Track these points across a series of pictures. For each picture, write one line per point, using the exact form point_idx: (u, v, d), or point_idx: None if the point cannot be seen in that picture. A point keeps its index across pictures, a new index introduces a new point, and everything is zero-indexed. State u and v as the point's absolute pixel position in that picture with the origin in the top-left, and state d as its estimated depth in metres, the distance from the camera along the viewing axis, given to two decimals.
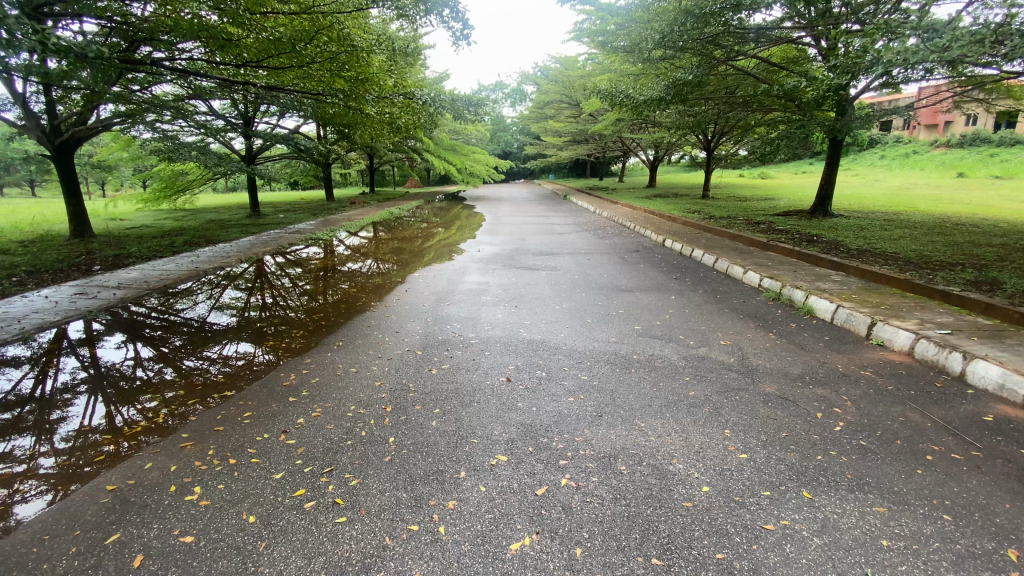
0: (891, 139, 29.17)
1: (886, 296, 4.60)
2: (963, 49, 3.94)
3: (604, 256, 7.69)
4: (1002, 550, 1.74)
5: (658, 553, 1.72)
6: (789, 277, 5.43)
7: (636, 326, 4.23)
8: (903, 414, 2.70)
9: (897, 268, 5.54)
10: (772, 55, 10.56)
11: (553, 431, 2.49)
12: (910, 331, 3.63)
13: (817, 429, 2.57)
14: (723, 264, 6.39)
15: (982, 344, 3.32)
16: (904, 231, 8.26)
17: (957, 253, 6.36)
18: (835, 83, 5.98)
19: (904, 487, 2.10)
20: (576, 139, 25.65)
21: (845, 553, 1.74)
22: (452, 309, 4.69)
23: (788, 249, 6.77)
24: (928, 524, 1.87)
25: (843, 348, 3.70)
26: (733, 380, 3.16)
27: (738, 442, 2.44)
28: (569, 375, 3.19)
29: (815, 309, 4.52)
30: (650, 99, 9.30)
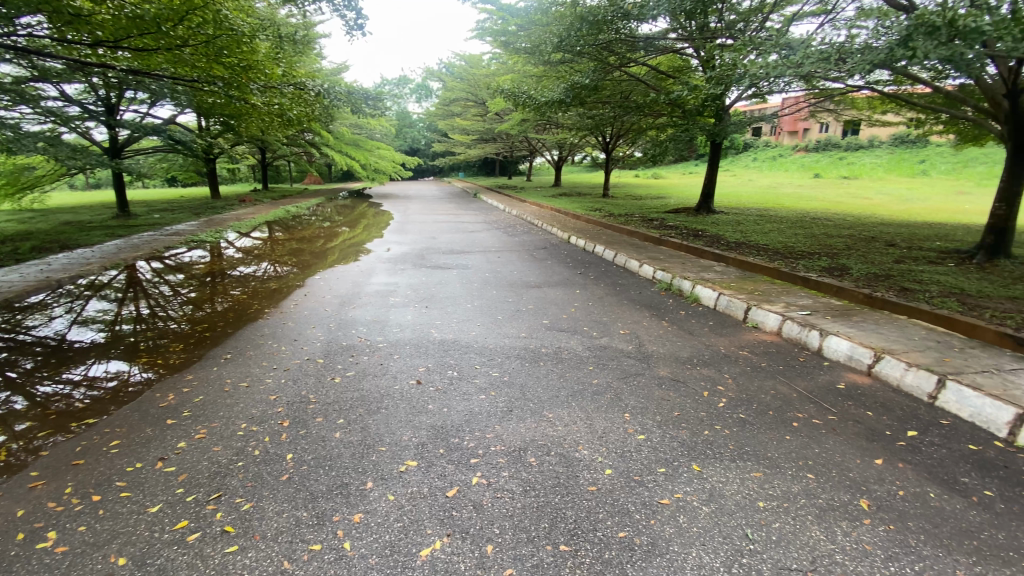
0: (761, 143, 32.88)
1: (760, 283, 5.16)
2: (813, 65, 4.53)
3: (513, 253, 7.80)
4: (855, 501, 2.02)
5: (565, 539, 1.77)
6: (678, 269, 5.90)
7: (544, 321, 4.35)
8: (774, 387, 3.05)
9: (767, 258, 6.26)
10: (659, 63, 11.33)
11: (464, 431, 2.47)
12: (778, 313, 4.10)
13: (704, 406, 2.81)
14: (622, 259, 6.77)
15: (834, 322, 3.84)
16: (773, 225, 9.33)
17: (815, 244, 7.30)
18: (712, 91, 6.60)
19: (776, 452, 2.36)
20: (483, 138, 25.73)
21: (729, 518, 1.92)
22: (356, 312, 4.49)
23: (678, 243, 7.34)
24: (795, 484, 2.13)
25: (725, 331, 4.09)
26: (631, 366, 3.36)
27: (637, 424, 2.60)
28: (480, 373, 3.19)
29: (701, 297, 4.95)
30: (550, 100, 9.60)
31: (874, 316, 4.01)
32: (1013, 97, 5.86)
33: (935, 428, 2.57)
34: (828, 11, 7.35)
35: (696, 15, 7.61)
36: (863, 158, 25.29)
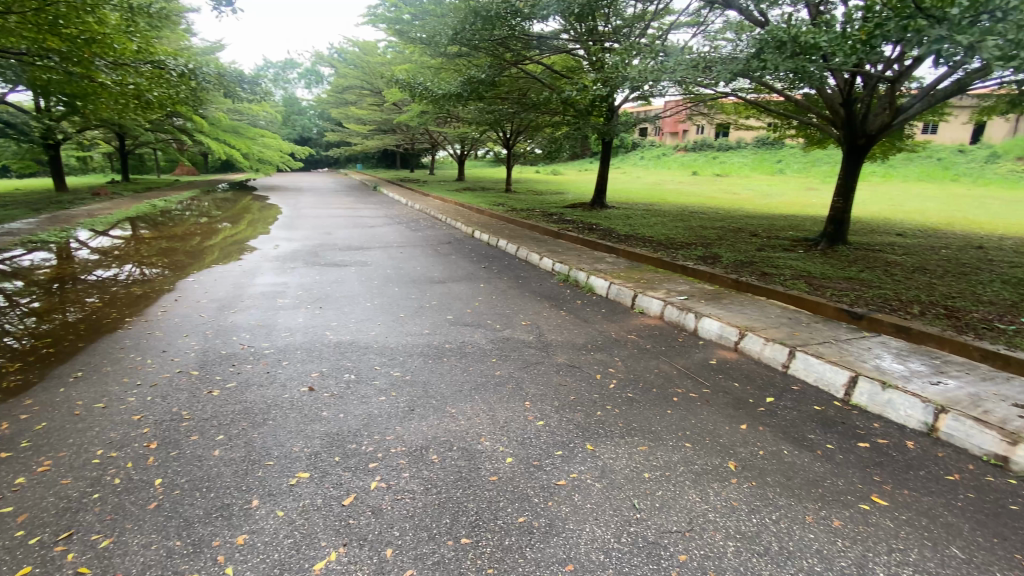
0: (648, 143, 35.44)
1: (647, 272, 5.58)
2: (684, 73, 4.99)
3: (415, 248, 7.65)
4: (725, 463, 2.27)
5: (467, 532, 1.79)
6: (575, 261, 6.18)
7: (447, 316, 4.32)
8: (658, 366, 3.33)
9: (653, 249, 6.78)
10: (554, 63, 11.74)
11: (361, 436, 2.38)
12: (661, 299, 4.46)
13: (597, 389, 2.99)
14: (524, 252, 6.93)
15: (708, 305, 4.27)
16: (659, 219, 10.11)
17: (693, 235, 8.06)
18: (602, 92, 6.97)
19: (660, 426, 2.58)
20: (381, 129, 24.78)
21: (619, 491, 2.06)
22: (239, 317, 4.12)
23: (575, 236, 7.69)
24: (676, 453, 2.34)
25: (616, 318, 4.37)
26: (531, 356, 3.47)
27: (536, 411, 2.69)
28: (380, 374, 3.09)
29: (595, 287, 5.23)
30: (448, 93, 9.52)
31: (741, 299, 4.51)
32: (845, 107, 6.90)
33: (788, 393, 2.98)
34: (699, 23, 8.10)
35: (585, 18, 7.97)
36: (733, 158, 28.27)
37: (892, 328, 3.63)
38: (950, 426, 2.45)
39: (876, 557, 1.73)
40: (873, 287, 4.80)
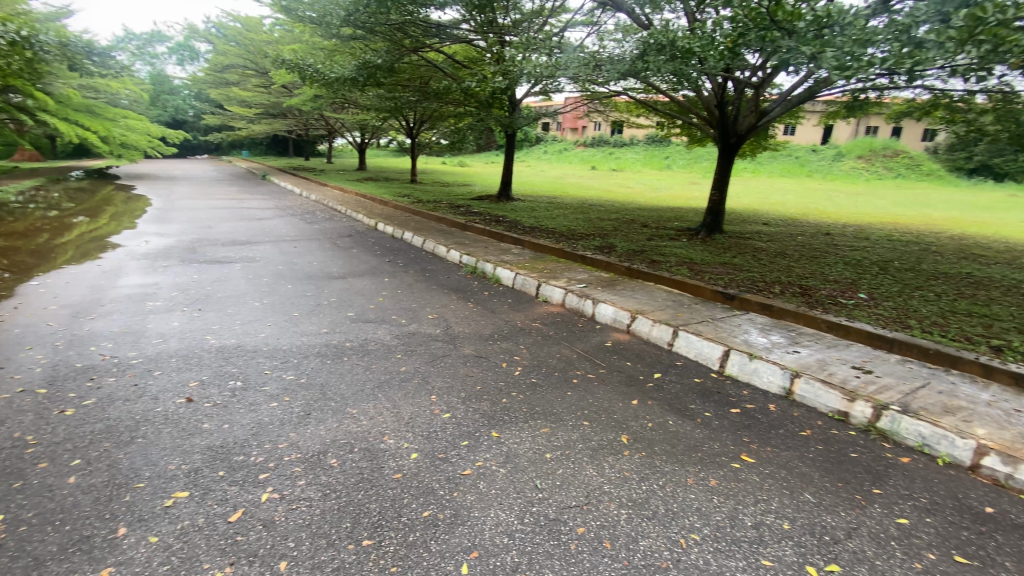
0: (551, 137, 36.51)
1: (549, 262, 5.77)
2: (576, 69, 5.21)
3: (312, 242, 7.21)
4: (619, 438, 2.44)
5: (368, 534, 1.75)
6: (481, 252, 6.21)
7: (348, 313, 4.14)
8: (560, 351, 3.48)
9: (556, 240, 7.03)
10: (455, 52, 11.63)
11: (251, 446, 2.21)
12: (563, 287, 4.65)
13: (503, 377, 3.05)
14: (430, 245, 6.83)
15: (604, 292, 4.53)
16: (561, 211, 10.50)
17: (593, 227, 8.48)
18: (502, 85, 7.04)
19: (561, 408, 2.70)
20: (270, 114, 22.91)
21: (523, 474, 2.13)
22: (99, 324, 3.61)
23: (481, 228, 7.72)
24: (575, 432, 2.47)
25: (521, 307, 4.48)
26: (437, 349, 3.45)
27: (442, 404, 2.69)
28: (271, 379, 2.88)
29: (501, 278, 5.31)
30: (342, 77, 9.04)
31: (634, 285, 4.85)
32: (719, 109, 7.64)
33: (674, 368, 3.27)
34: (593, 22, 8.47)
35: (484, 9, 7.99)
36: (627, 154, 30.07)
37: (758, 306, 4.12)
38: (803, 388, 2.84)
39: (744, 508, 1.97)
40: (744, 270, 5.40)
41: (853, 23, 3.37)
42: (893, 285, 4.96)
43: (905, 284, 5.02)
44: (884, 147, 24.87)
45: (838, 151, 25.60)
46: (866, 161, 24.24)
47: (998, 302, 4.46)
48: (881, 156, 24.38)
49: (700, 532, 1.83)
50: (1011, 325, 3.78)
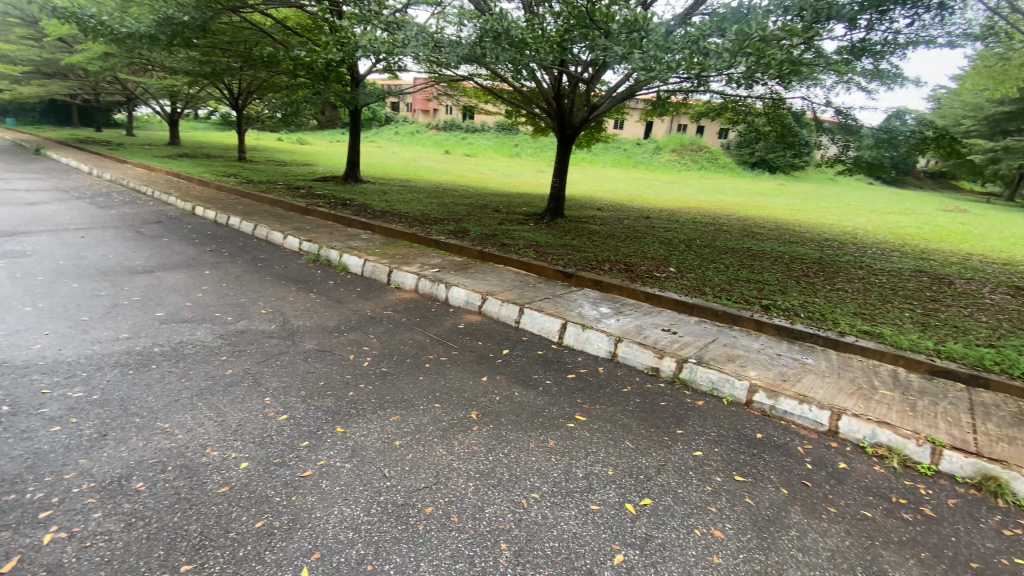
0: (401, 118, 35.34)
1: (400, 248, 5.63)
2: (416, 48, 5.10)
3: (107, 230, 5.99)
4: (469, 415, 2.52)
5: (188, 557, 1.56)
6: (324, 238, 5.80)
7: (159, 313, 3.55)
8: (411, 337, 3.44)
9: (407, 224, 6.89)
10: (287, 18, 10.55)
11: (23, 483, 1.79)
12: (414, 273, 4.59)
13: (349, 369, 2.92)
14: (263, 231, 6.16)
15: (454, 275, 4.58)
16: (413, 195, 10.28)
17: (445, 211, 8.49)
18: (340, 58, 6.59)
19: (411, 394, 2.68)
20: (38, 71, 18.26)
21: (369, 466, 2.08)
22: None
23: (324, 213, 7.19)
24: (425, 415, 2.48)
25: (370, 295, 4.31)
26: (273, 346, 3.15)
27: (278, 405, 2.47)
28: (53, 398, 2.35)
29: (347, 265, 5.03)
30: (137, 33, 7.57)
31: (484, 267, 4.99)
32: (557, 101, 8.18)
33: (520, 344, 3.46)
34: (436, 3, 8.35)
35: None
36: (478, 140, 30.56)
37: (592, 283, 4.55)
38: (626, 351, 3.24)
39: (578, 462, 2.18)
40: (581, 251, 5.90)
41: (655, 29, 3.82)
42: (695, 260, 5.88)
43: (704, 259, 5.98)
44: (692, 143, 29.14)
45: (657, 145, 29.26)
46: (679, 154, 28.19)
47: (766, 270, 5.57)
48: (690, 151, 28.56)
49: (540, 490, 1.99)
50: (774, 288, 4.75)
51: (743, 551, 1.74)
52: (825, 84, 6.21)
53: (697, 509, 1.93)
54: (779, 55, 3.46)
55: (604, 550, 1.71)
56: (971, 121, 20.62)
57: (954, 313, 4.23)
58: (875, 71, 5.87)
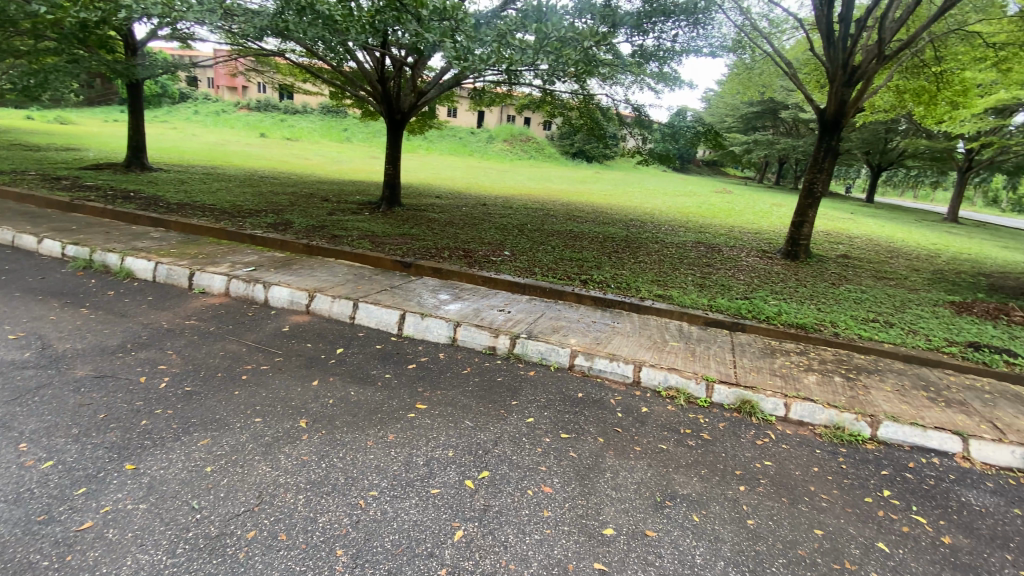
0: (201, 95, 30.43)
1: (206, 246, 4.89)
2: (198, 14, 4.37)
3: None
4: (296, 423, 2.33)
5: None
6: (99, 240, 4.75)
7: None
8: (224, 348, 3.04)
9: (214, 218, 6.00)
10: None
11: None
12: (224, 274, 4.04)
13: (142, 394, 2.46)
14: (5, 234, 4.79)
15: (276, 273, 4.16)
16: (222, 184, 8.99)
17: (263, 202, 7.62)
18: (100, 18, 5.36)
19: (225, 412, 2.37)
20: None
21: (171, 501, 1.79)
22: None
23: (98, 208, 5.87)
24: (244, 433, 2.23)
25: (167, 303, 3.68)
26: (28, 379, 2.50)
27: (38, 450, 1.98)
28: None
29: (134, 270, 4.20)
30: None
31: (312, 262, 4.62)
32: (381, 85, 7.87)
33: (354, 340, 3.29)
34: None
35: None
36: (300, 122, 27.88)
37: (430, 271, 4.55)
38: (462, 334, 3.31)
39: (417, 451, 2.18)
40: (418, 240, 5.84)
41: (464, 17, 3.86)
42: (526, 243, 6.26)
43: (534, 242, 6.40)
44: (520, 133, 30.64)
45: (489, 134, 30.19)
46: (509, 143, 29.51)
47: (587, 249, 6.19)
48: (519, 141, 30.08)
49: (378, 487, 1.94)
50: (593, 264, 5.32)
51: (568, 500, 1.94)
52: (624, 82, 7.05)
53: (529, 472, 2.08)
54: (574, 54, 3.81)
55: (445, 529, 1.74)
56: (732, 120, 25.51)
57: (722, 275, 5.24)
58: (660, 73, 6.86)
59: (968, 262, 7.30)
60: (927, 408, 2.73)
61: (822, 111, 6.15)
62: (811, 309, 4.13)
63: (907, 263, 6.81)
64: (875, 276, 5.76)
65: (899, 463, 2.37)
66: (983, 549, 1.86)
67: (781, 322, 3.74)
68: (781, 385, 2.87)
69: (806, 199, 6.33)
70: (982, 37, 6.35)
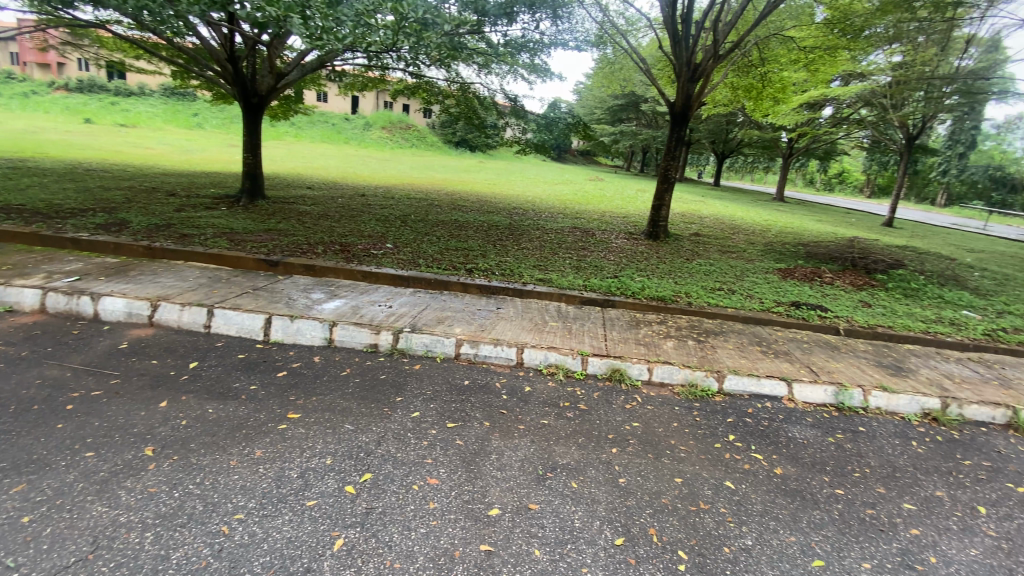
0: None
1: (10, 255, 4.04)
2: None
3: None
4: (140, 453, 2.03)
5: None
6: None
7: None
8: (41, 375, 2.54)
9: (21, 220, 4.96)
10: None
11: None
12: (38, 287, 3.37)
13: None
14: None
15: (108, 282, 3.57)
16: (31, 180, 7.46)
17: (89, 199, 6.47)
18: None
19: (44, 450, 1.99)
20: None
21: None
22: None
23: None
24: (72, 471, 1.89)
25: None
26: None
27: None
28: None
29: None
30: None
31: (156, 267, 4.04)
32: (232, 65, 7.06)
33: (213, 351, 2.95)
34: None
35: None
36: (138, 106, 24.09)
37: (302, 268, 4.23)
38: (340, 334, 3.14)
39: (291, 463, 2.02)
40: (288, 235, 5.40)
41: None
42: (409, 234, 6.11)
43: (417, 233, 6.26)
44: (399, 121, 29.62)
45: (366, 120, 28.70)
46: (388, 131, 28.41)
47: (470, 238, 6.22)
48: (398, 128, 29.10)
49: (245, 509, 1.77)
50: (477, 253, 5.36)
51: (454, 489, 1.94)
52: (497, 71, 7.13)
53: (414, 467, 2.04)
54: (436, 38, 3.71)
55: (323, 541, 1.64)
56: (601, 112, 27.21)
57: (596, 257, 5.61)
58: (532, 64, 7.04)
59: (791, 235, 8.65)
60: (761, 360, 3.20)
61: (673, 104, 6.80)
62: (670, 283, 4.59)
63: (746, 238, 7.87)
64: (721, 250, 6.59)
65: (741, 410, 2.74)
66: (805, 474, 2.23)
67: (646, 296, 4.11)
68: (646, 352, 3.15)
69: (663, 183, 6.99)
70: (793, 42, 7.44)
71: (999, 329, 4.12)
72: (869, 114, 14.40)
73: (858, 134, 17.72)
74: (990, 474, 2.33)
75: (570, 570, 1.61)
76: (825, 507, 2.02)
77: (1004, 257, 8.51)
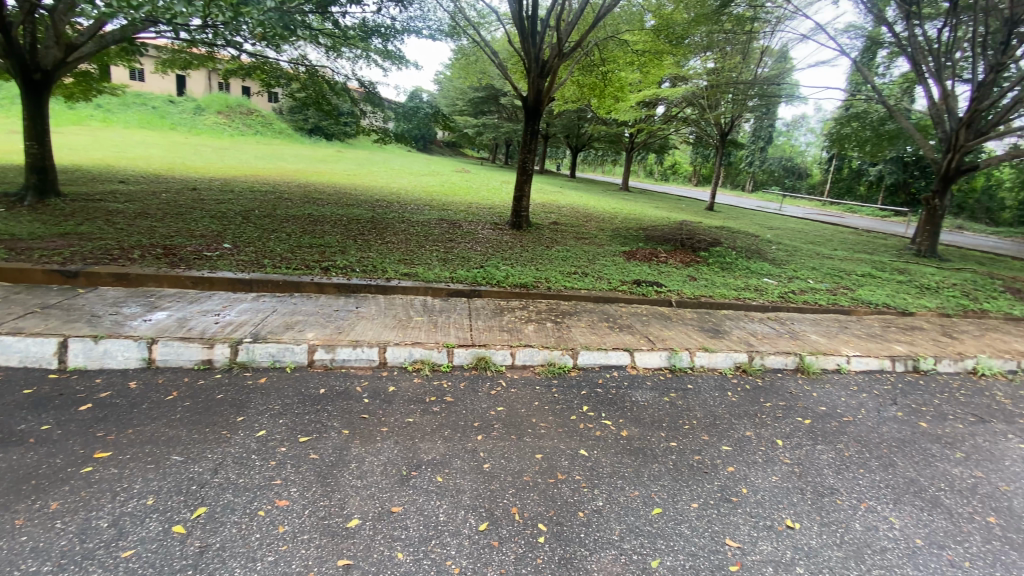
0: None
1: None
2: None
3: None
4: None
5: None
6: None
7: None
8: None
9: None
10: None
11: None
12: None
13: None
14: None
15: None
16: None
17: None
18: None
19: None
20: None
21: None
22: None
23: None
24: None
25: None
26: None
27: None
28: None
29: None
30: None
31: None
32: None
33: None
34: None
35: None
36: None
37: (113, 278, 3.58)
38: (162, 352, 2.73)
39: (100, 511, 1.71)
40: (92, 239, 4.53)
41: None
42: (254, 232, 5.52)
43: (264, 230, 5.68)
44: (238, 104, 26.41)
45: (197, 103, 25.09)
46: (226, 116, 25.20)
47: (328, 233, 5.83)
48: (238, 113, 25.97)
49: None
50: (334, 249, 5.04)
51: (308, 506, 1.81)
52: (347, 55, 6.72)
53: (261, 491, 1.87)
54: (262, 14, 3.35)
55: None
56: (462, 103, 27.23)
57: (462, 248, 5.65)
58: (385, 50, 6.78)
59: (634, 220, 9.61)
60: (608, 335, 3.52)
61: (525, 97, 7.07)
62: (532, 270, 4.81)
63: (597, 225, 8.56)
64: (576, 237, 7.08)
65: (593, 382, 2.99)
66: (645, 433, 2.51)
67: (509, 284, 4.25)
68: (508, 338, 3.27)
69: (522, 175, 7.27)
70: (628, 44, 8.20)
71: (788, 291, 5.06)
72: (693, 113, 16.39)
73: (685, 130, 20.28)
74: (784, 412, 2.86)
75: (434, 565, 1.61)
76: (662, 459, 2.30)
77: (792, 233, 10.46)
